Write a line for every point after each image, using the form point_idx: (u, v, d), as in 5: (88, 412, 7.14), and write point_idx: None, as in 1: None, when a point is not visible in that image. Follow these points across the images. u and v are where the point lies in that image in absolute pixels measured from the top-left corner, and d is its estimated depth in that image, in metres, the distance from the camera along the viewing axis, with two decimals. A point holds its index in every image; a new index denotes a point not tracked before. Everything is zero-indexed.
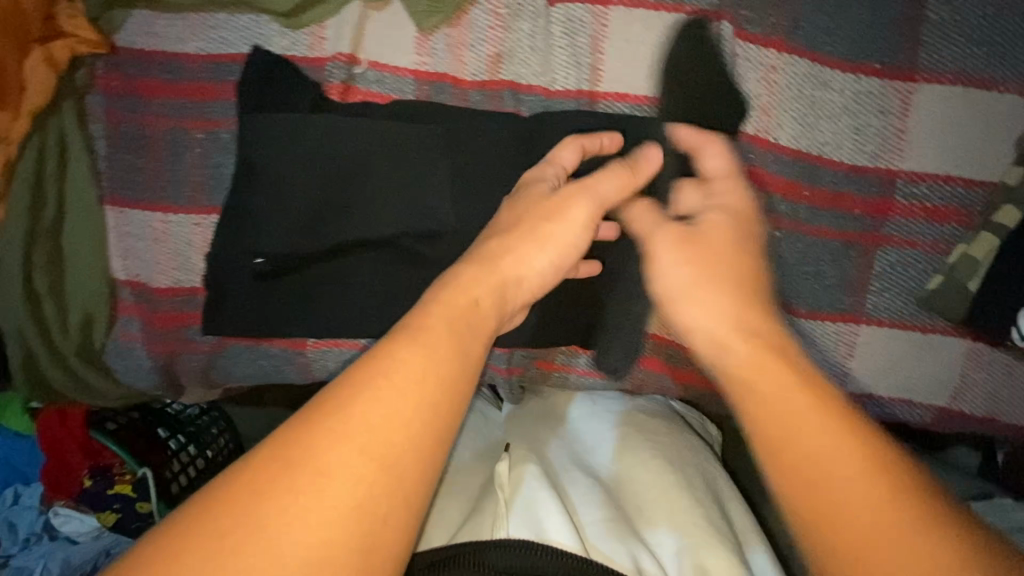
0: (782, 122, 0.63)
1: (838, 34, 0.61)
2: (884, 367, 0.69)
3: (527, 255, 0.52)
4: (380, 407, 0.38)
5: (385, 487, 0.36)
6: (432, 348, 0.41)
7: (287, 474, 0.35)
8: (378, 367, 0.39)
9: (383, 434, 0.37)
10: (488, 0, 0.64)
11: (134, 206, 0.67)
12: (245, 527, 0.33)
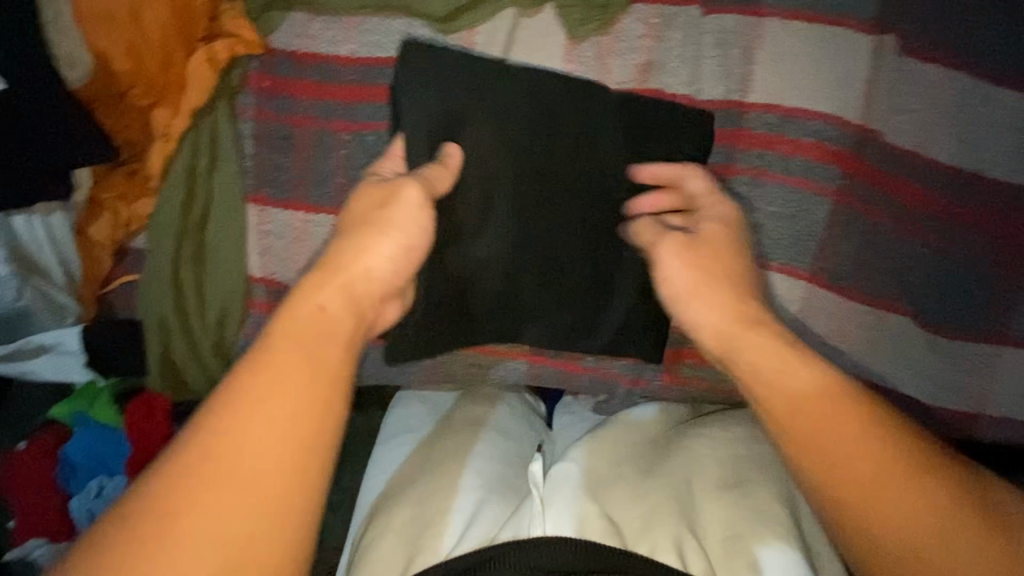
0: (940, 138, 0.63)
1: (1001, 52, 0.62)
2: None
3: (366, 246, 0.51)
4: (249, 415, 0.40)
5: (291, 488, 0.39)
6: (287, 355, 0.43)
7: (221, 457, 0.39)
8: (261, 361, 0.42)
9: (294, 420, 0.41)
10: (642, 10, 0.64)
11: (277, 205, 0.68)
12: (189, 500, 0.37)
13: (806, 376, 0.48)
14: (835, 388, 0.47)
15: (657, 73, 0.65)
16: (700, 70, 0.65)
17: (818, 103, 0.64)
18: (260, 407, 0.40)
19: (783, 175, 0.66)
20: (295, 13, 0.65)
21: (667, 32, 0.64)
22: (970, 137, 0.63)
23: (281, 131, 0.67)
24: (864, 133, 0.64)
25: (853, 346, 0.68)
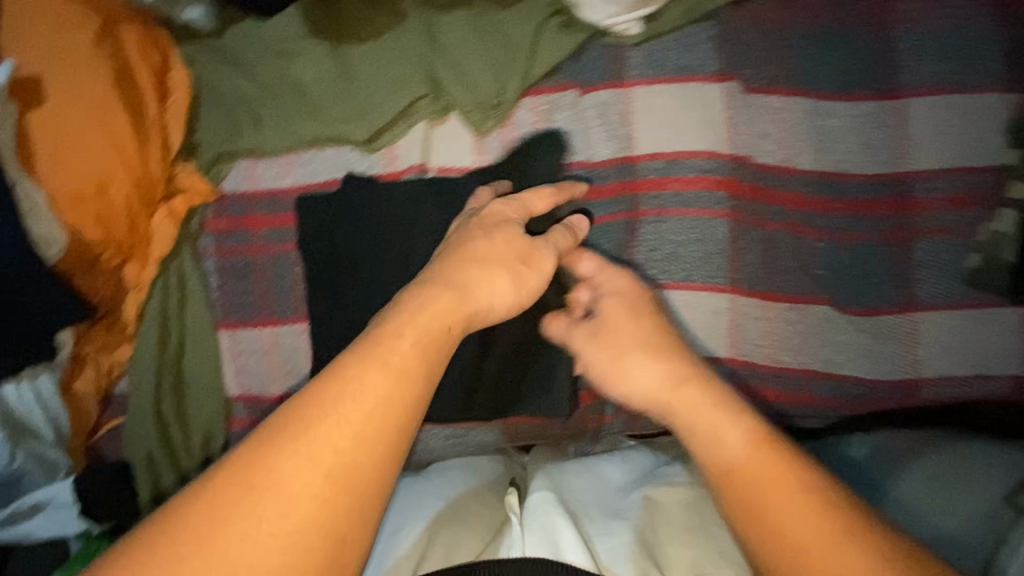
0: (800, 151, 0.73)
1: (827, 73, 0.73)
2: (952, 349, 0.75)
3: (478, 283, 0.57)
4: (332, 428, 0.43)
5: (315, 541, 0.40)
6: (378, 382, 0.45)
7: (257, 495, 0.40)
8: (346, 390, 0.44)
9: (350, 457, 0.43)
10: (530, 102, 0.77)
11: (248, 327, 0.75)
12: (229, 525, 0.39)
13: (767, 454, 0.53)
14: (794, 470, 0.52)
15: (555, 148, 0.76)
16: (588, 139, 0.77)
17: (689, 142, 0.75)
18: (320, 455, 0.42)
19: (682, 207, 0.75)
20: (240, 162, 0.75)
21: (554, 114, 0.77)
22: (824, 144, 0.73)
23: (242, 261, 0.75)
24: (740, 160, 0.74)
25: (788, 341, 0.76)
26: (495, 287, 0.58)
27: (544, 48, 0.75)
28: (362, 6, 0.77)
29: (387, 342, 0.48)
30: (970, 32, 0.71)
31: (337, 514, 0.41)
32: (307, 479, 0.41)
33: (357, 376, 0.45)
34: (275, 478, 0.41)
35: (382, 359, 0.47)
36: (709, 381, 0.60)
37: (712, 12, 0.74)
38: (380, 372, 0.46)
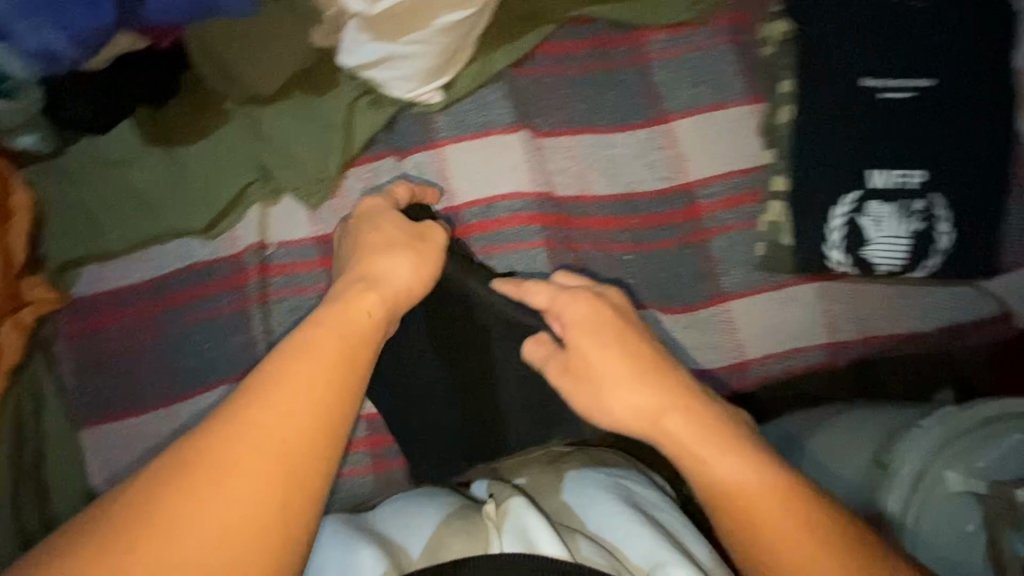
0: (594, 179, 0.84)
1: (602, 111, 0.84)
2: (767, 329, 0.83)
3: (387, 270, 0.64)
4: (267, 412, 0.49)
5: (250, 519, 0.45)
6: (296, 369, 0.51)
7: (192, 478, 0.46)
8: (262, 377, 0.51)
9: (277, 431, 0.48)
10: (357, 173, 0.86)
11: (111, 422, 0.78)
12: (179, 504, 0.45)
13: (722, 439, 0.58)
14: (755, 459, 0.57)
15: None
16: None
17: (499, 187, 0.84)
18: (267, 443, 0.47)
19: (506, 243, 0.83)
20: (89, 267, 0.81)
21: (378, 179, 0.85)
22: (613, 170, 0.83)
23: (98, 360, 0.79)
24: (546, 195, 0.83)
25: None
26: (399, 266, 0.65)
27: (358, 125, 0.85)
28: (189, 110, 0.85)
29: (309, 335, 0.55)
30: (712, 60, 0.83)
31: (280, 484, 0.47)
32: (241, 456, 0.47)
33: (305, 371, 0.51)
34: (214, 461, 0.47)
35: (308, 374, 0.51)
36: (692, 403, 0.59)
37: (498, 72, 0.85)
38: (317, 367, 0.51)
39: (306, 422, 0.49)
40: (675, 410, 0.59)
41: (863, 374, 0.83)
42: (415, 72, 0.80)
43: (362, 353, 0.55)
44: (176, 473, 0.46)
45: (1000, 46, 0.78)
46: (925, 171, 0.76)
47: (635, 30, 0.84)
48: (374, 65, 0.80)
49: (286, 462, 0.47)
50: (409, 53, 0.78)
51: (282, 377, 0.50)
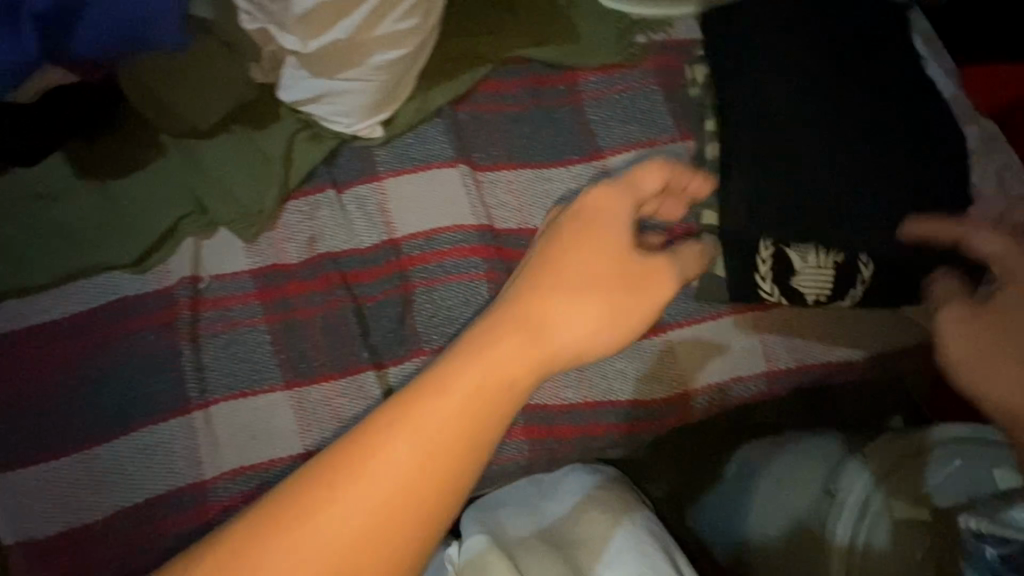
0: (534, 212, 0.85)
1: (539, 146, 0.86)
2: (706, 359, 0.84)
3: (565, 321, 0.56)
4: (388, 449, 0.49)
5: (425, 505, 0.49)
6: (470, 375, 0.52)
7: (342, 483, 0.48)
8: (480, 337, 0.55)
9: (474, 410, 0.51)
10: (295, 205, 0.85)
11: (25, 467, 0.74)
12: (311, 514, 0.47)
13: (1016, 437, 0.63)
14: None
15: (320, 236, 0.84)
16: (352, 228, 0.85)
17: (438, 221, 0.85)
18: (425, 411, 0.51)
19: (444, 275, 0.84)
20: (10, 303, 0.78)
21: (317, 212, 0.85)
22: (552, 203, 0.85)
23: (15, 402, 0.75)
24: (491, 231, 0.85)
25: (568, 378, 0.82)
26: (580, 318, 0.57)
27: (297, 158, 0.85)
28: (122, 142, 0.84)
29: (468, 345, 0.54)
30: (643, 98, 0.86)
31: (400, 512, 0.48)
32: (409, 450, 0.49)
33: (482, 360, 0.53)
34: (360, 470, 0.49)
35: (457, 380, 0.52)
36: (1017, 404, 0.62)
37: (437, 108, 0.87)
38: (537, 342, 0.55)
39: (460, 403, 0.51)
40: None
41: (803, 397, 0.87)
42: (356, 107, 0.82)
43: (519, 359, 0.54)
44: (421, 394, 0.51)
45: (945, 149, 0.82)
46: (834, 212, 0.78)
47: (570, 70, 0.88)
48: (314, 100, 0.82)
49: (467, 429, 0.51)
50: (347, 89, 0.80)
51: (536, 344, 0.55)
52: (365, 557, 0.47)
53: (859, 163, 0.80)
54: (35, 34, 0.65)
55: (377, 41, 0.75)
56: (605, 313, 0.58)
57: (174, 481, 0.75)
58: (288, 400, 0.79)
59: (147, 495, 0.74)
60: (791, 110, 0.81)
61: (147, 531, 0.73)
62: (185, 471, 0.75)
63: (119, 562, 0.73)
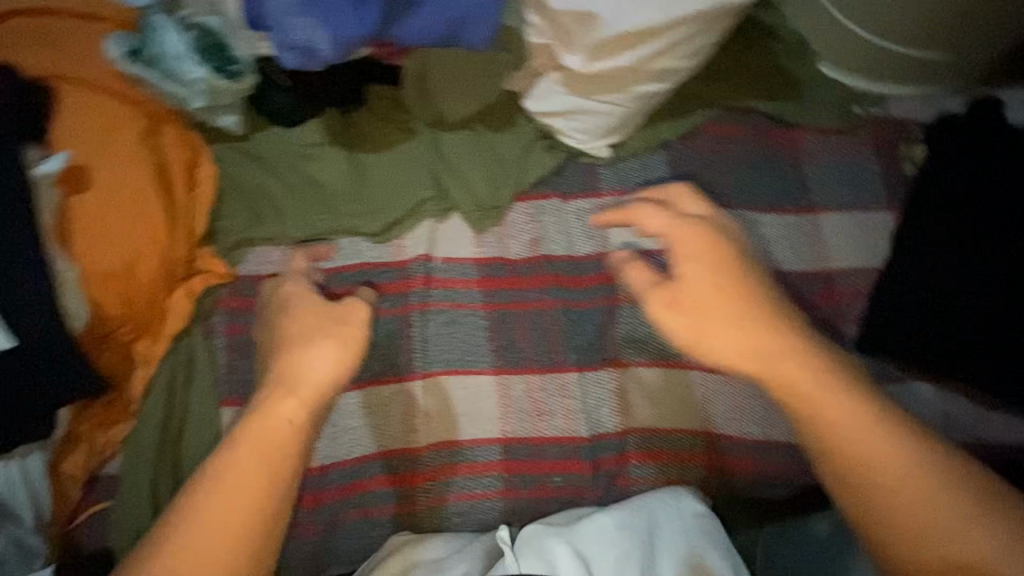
0: (744, 252, 0.89)
1: (756, 191, 0.91)
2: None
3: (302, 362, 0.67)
4: (222, 487, 0.58)
5: (234, 531, 0.57)
6: (246, 455, 0.60)
7: (219, 490, 0.58)
8: (275, 395, 0.65)
9: (236, 478, 0.59)
10: (522, 206, 0.90)
11: (253, 405, 0.78)
12: (208, 507, 0.58)
13: (842, 417, 0.61)
14: (883, 427, 0.60)
15: (542, 239, 0.89)
16: (571, 236, 0.89)
17: (653, 243, 0.89)
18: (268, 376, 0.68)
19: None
20: (258, 248, 0.82)
21: (541, 216, 0.90)
22: (763, 247, 0.89)
23: (253, 340, 0.79)
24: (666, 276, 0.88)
25: (751, 414, 0.88)
26: (313, 361, 0.67)
27: (532, 164, 0.91)
28: (377, 121, 0.90)
29: (267, 409, 0.63)
30: (860, 164, 0.91)
31: (246, 524, 0.57)
32: (233, 490, 0.59)
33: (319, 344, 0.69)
34: (217, 493, 0.58)
35: (296, 352, 0.68)
36: (837, 386, 0.62)
37: (665, 141, 0.91)
38: (294, 400, 0.64)
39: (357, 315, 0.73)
40: (847, 410, 0.61)
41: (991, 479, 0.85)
42: (597, 128, 0.88)
43: (317, 349, 0.68)
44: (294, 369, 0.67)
45: None
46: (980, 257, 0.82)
47: (792, 126, 0.92)
48: (561, 114, 0.88)
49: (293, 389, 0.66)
50: (599, 110, 0.86)
51: (292, 398, 0.64)
52: (247, 534, 0.57)
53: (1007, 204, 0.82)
54: (379, 9, 0.68)
55: (649, 74, 0.80)
56: (341, 350, 0.68)
57: (390, 441, 0.82)
58: (494, 385, 0.86)
59: (368, 450, 0.81)
60: (940, 160, 0.86)
61: (365, 482, 0.80)
62: (401, 435, 0.82)
63: (335, 504, 0.79)
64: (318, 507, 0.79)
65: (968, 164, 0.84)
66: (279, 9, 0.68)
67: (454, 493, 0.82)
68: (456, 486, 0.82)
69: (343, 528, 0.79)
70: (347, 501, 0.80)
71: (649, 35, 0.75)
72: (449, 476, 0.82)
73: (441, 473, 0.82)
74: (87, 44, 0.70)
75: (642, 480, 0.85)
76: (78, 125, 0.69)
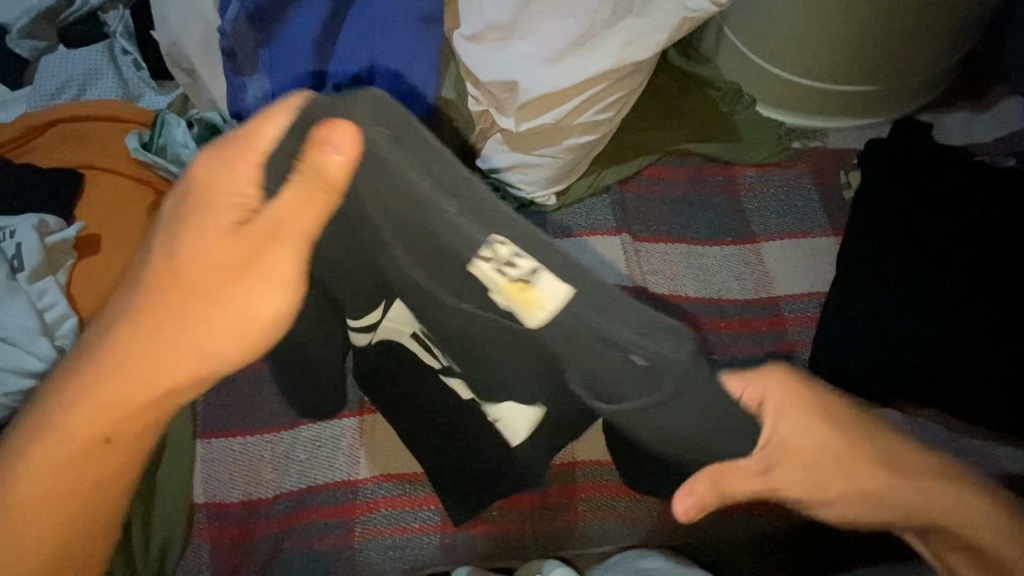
0: (685, 283, 0.93)
1: (694, 226, 0.97)
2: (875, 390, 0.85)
3: (157, 323, 0.52)
4: (61, 420, 0.56)
5: (81, 502, 0.60)
6: (107, 388, 0.55)
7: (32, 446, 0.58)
8: (106, 345, 0.54)
9: (75, 462, 0.58)
10: None
11: (221, 437, 0.85)
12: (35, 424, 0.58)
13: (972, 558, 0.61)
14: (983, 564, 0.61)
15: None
16: None
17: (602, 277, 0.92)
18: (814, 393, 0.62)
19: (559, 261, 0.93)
20: None
21: None
22: (703, 277, 0.94)
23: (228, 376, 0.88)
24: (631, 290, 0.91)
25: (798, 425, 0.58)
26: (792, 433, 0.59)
27: None
28: None
29: (84, 375, 0.55)
30: (797, 198, 0.97)
31: (70, 481, 0.59)
32: (65, 439, 0.57)
33: (776, 405, 0.60)
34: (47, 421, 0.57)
35: (179, 320, 0.52)
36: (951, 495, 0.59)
37: (608, 186, 1.00)
38: (125, 370, 0.54)
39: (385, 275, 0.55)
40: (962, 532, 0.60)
41: None
42: (540, 179, 0.96)
43: (210, 284, 0.51)
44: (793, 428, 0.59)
45: None
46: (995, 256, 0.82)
47: (729, 165, 1.00)
48: (506, 170, 0.96)
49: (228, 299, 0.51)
50: (540, 163, 0.94)
51: (142, 365, 0.53)
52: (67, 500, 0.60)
53: (959, 218, 0.84)
54: (331, 95, 0.83)
55: (576, 128, 0.90)
56: (219, 332, 0.52)
57: (332, 474, 0.84)
58: None
59: (309, 482, 0.84)
60: (914, 175, 0.87)
61: (303, 515, 0.82)
62: (343, 468, 0.85)
63: (273, 536, 0.82)
64: (242, 540, 0.81)
65: (948, 182, 0.86)
66: (252, 101, 0.84)
67: (389, 526, 0.83)
68: (397, 518, 0.83)
69: (284, 559, 0.81)
70: (288, 533, 0.82)
71: (567, 93, 0.85)
72: (389, 509, 0.84)
73: (381, 504, 0.84)
74: (114, 139, 0.89)
75: (593, 518, 0.85)
76: (99, 202, 0.86)
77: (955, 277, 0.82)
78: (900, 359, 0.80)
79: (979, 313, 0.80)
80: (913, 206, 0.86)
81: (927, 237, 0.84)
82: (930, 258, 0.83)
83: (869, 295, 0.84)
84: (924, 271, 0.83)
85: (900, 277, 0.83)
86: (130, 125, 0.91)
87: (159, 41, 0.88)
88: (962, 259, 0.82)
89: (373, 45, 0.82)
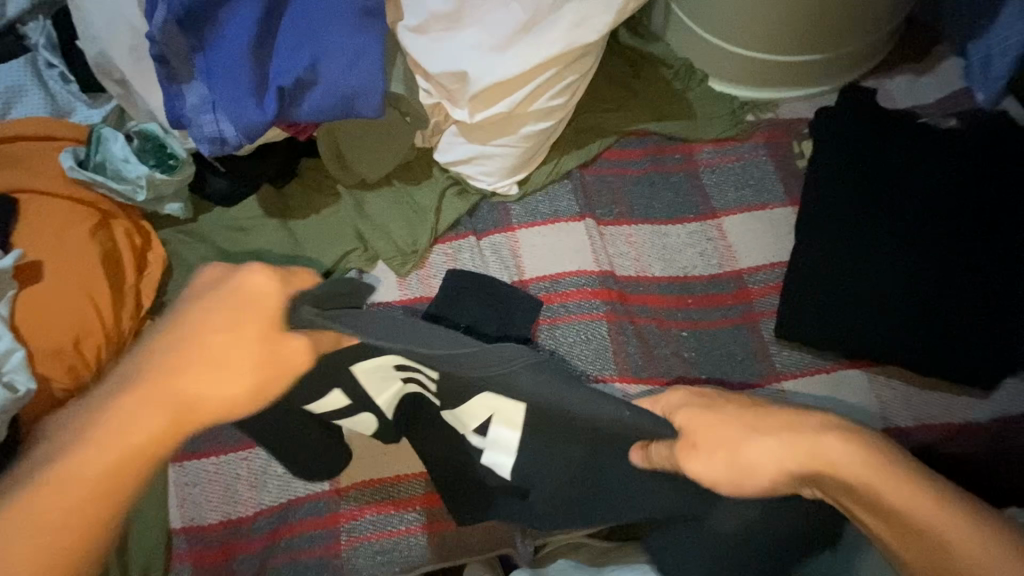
0: (652, 263, 0.94)
1: (655, 206, 0.98)
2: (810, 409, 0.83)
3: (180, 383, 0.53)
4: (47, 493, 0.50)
5: None
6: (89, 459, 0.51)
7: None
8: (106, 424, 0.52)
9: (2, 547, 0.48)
10: (440, 248, 0.98)
11: (194, 459, 0.83)
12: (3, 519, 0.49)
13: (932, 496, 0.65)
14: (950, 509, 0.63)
15: (438, 282, 0.96)
16: (486, 265, 0.96)
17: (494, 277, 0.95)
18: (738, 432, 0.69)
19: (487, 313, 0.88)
20: None
21: (459, 254, 0.97)
22: (668, 257, 0.94)
23: None
24: (523, 284, 0.93)
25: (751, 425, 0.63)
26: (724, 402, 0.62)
27: (447, 209, 0.98)
28: (305, 190, 0.99)
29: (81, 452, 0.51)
30: (753, 171, 0.98)
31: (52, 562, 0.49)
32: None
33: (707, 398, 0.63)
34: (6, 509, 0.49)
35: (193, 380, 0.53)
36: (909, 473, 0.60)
37: (568, 171, 0.99)
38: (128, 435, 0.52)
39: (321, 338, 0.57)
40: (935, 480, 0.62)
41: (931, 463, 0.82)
42: (499, 169, 0.95)
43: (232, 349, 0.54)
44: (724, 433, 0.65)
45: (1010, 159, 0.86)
46: (951, 214, 0.85)
47: (686, 142, 1.01)
48: (465, 162, 0.95)
49: (271, 367, 0.55)
50: (497, 153, 0.92)
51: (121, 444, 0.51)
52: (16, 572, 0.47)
53: (916, 178, 0.87)
54: (275, 98, 0.80)
55: (531, 115, 0.89)
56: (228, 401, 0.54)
57: (312, 485, 0.83)
58: None
59: (290, 496, 0.83)
60: (874, 136, 0.89)
61: (287, 529, 0.81)
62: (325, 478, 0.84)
63: (258, 553, 0.80)
64: (225, 560, 0.80)
65: (905, 141, 0.88)
66: (193, 107, 0.81)
67: (376, 531, 0.83)
68: (383, 522, 0.83)
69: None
70: (271, 549, 0.80)
71: (519, 80, 0.83)
72: (374, 514, 0.83)
73: (366, 510, 0.83)
74: (48, 158, 0.85)
75: None
76: (38, 227, 0.81)
77: (917, 226, 0.85)
78: (870, 318, 0.83)
79: (936, 269, 0.83)
80: (870, 168, 0.88)
81: (888, 197, 0.87)
82: (891, 220, 0.86)
83: (847, 252, 0.86)
84: (884, 232, 0.85)
85: (867, 231, 0.86)
86: (64, 142, 0.86)
87: (85, 51, 0.83)
88: (921, 219, 0.85)
89: (314, 42, 0.79)
